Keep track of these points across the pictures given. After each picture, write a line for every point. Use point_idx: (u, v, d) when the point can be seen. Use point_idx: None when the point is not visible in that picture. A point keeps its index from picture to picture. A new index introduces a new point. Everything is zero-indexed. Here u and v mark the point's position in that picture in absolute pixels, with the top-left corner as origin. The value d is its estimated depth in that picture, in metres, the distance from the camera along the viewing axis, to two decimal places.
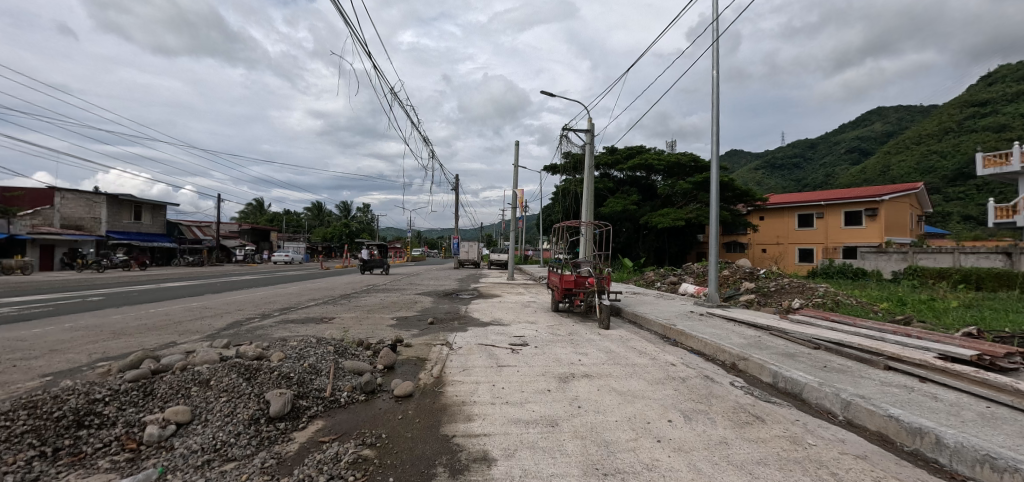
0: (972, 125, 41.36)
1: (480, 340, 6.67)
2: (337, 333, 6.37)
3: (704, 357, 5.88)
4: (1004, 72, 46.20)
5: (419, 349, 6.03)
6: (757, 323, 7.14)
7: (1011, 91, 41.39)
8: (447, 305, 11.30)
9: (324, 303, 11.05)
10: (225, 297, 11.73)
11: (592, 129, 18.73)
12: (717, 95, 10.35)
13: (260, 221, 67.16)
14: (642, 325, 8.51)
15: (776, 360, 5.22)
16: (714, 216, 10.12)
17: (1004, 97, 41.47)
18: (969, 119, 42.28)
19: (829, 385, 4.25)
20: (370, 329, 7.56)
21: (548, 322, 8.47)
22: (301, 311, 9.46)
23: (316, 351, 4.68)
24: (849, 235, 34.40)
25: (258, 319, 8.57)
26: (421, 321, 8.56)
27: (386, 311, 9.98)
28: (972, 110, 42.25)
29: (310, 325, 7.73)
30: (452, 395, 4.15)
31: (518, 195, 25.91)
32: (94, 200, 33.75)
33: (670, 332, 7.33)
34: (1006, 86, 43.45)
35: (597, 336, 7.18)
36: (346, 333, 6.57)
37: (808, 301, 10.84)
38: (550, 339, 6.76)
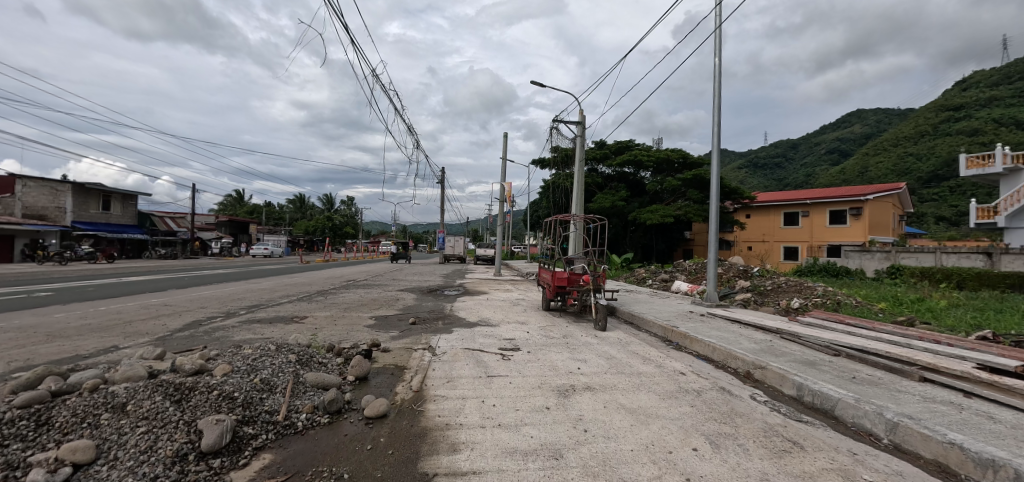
0: (949, 129, 42.44)
1: (467, 343, 6.02)
2: (304, 336, 5.63)
3: (713, 364, 5.35)
4: (978, 78, 47.61)
5: (397, 355, 5.36)
6: (765, 325, 6.65)
7: (985, 96, 42.62)
8: (430, 303, 10.58)
9: (298, 300, 10.25)
10: (190, 292, 10.80)
11: (584, 121, 18.09)
12: (718, 84, 9.79)
13: (239, 213, 65.01)
14: (639, 325, 7.95)
15: (797, 368, 4.73)
16: (714, 211, 9.59)
17: (978, 102, 42.67)
18: (945, 123, 43.39)
19: (867, 402, 3.74)
20: (344, 330, 6.83)
21: (540, 323, 7.84)
22: (271, 310, 8.68)
23: (275, 360, 3.96)
24: (834, 233, 34.71)
25: (220, 319, 7.71)
26: (401, 322, 7.83)
27: (364, 309, 9.24)
28: (948, 115, 43.39)
29: (277, 327, 6.95)
30: (434, 416, 3.49)
31: (506, 188, 25.23)
32: (59, 189, 31.74)
33: (673, 334, 6.79)
34: (981, 91, 44.66)
35: (594, 339, 6.57)
36: (314, 337, 5.83)
37: (807, 301, 10.48)
38: (544, 342, 6.13)
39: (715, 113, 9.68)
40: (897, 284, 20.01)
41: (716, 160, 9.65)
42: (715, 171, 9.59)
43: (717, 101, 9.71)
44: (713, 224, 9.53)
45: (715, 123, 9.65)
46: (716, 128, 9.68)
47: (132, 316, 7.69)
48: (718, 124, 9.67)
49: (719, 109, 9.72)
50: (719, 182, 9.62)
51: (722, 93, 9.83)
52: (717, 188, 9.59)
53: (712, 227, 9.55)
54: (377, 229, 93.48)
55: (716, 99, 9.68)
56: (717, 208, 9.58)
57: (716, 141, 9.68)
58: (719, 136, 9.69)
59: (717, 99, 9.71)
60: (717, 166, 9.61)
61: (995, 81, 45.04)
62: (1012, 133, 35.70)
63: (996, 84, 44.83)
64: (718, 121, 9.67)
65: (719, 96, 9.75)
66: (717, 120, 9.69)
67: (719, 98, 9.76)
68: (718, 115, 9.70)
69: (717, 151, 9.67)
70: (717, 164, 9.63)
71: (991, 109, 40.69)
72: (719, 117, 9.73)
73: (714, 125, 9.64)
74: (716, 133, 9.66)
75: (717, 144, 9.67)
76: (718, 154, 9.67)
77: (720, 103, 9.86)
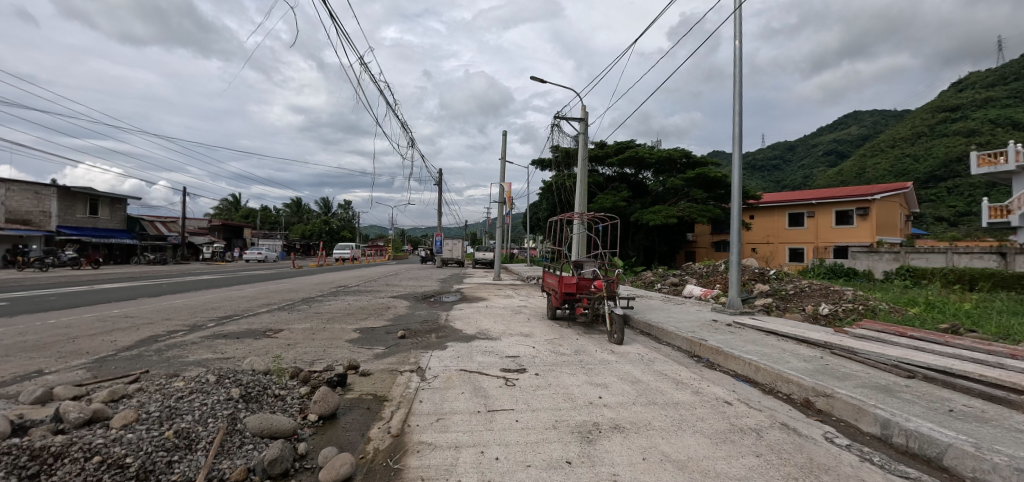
0: (946, 129, 42.20)
1: (462, 363, 5.09)
2: (265, 360, 4.67)
3: (760, 389, 4.45)
4: (974, 78, 47.64)
5: (377, 380, 4.42)
6: (809, 339, 5.72)
7: (982, 96, 42.39)
8: (424, 312, 9.62)
9: (277, 310, 9.25)
10: (159, 302, 9.78)
11: (586, 117, 17.24)
12: (740, 72, 8.95)
13: (234, 218, 63.94)
14: (658, 337, 7.03)
15: (872, 398, 3.82)
16: (736, 208, 8.66)
17: (974, 103, 42.52)
18: (941, 123, 43.16)
19: (993, 450, 2.82)
20: (320, 348, 5.83)
21: (546, 335, 6.87)
22: (244, 322, 7.69)
23: (208, 399, 3.00)
24: (840, 234, 33.97)
25: (181, 334, 6.69)
26: (388, 336, 6.82)
27: (350, 320, 8.24)
28: (944, 116, 43.22)
29: (243, 344, 5.94)
30: (417, 478, 2.53)
31: (505, 189, 24.31)
32: (43, 193, 30.76)
33: (701, 350, 5.88)
34: (978, 91, 44.49)
35: (611, 356, 5.64)
36: (278, 358, 4.87)
37: (837, 307, 9.58)
38: (554, 361, 5.20)
39: (736, 100, 8.83)
40: (908, 286, 19.21)
41: (737, 151, 8.75)
42: (737, 164, 8.70)
43: (736, 91, 8.86)
44: (734, 224, 8.60)
45: (734, 112, 8.78)
46: (737, 118, 8.82)
47: (78, 332, 6.65)
48: (740, 113, 8.82)
49: (740, 97, 8.88)
50: (740, 175, 8.72)
51: (743, 82, 8.99)
52: (738, 185, 8.67)
53: (734, 228, 8.62)
54: (374, 233, 92.22)
55: (736, 86, 8.85)
56: (739, 206, 8.66)
57: (738, 132, 8.80)
58: (741, 127, 8.82)
59: (737, 86, 8.89)
60: (738, 158, 8.73)
61: (992, 81, 44.79)
62: (1008, 133, 35.51)
63: (993, 84, 44.36)
64: (740, 111, 8.83)
65: (739, 85, 8.91)
66: (738, 109, 8.83)
67: (740, 85, 8.92)
68: (739, 104, 8.84)
69: (738, 142, 8.78)
70: (738, 155, 8.73)
71: (989, 109, 40.47)
72: (739, 105, 8.89)
73: (735, 113, 8.78)
74: (737, 123, 8.79)
75: (740, 135, 8.79)
76: (739, 145, 8.79)
77: (740, 91, 9.01)
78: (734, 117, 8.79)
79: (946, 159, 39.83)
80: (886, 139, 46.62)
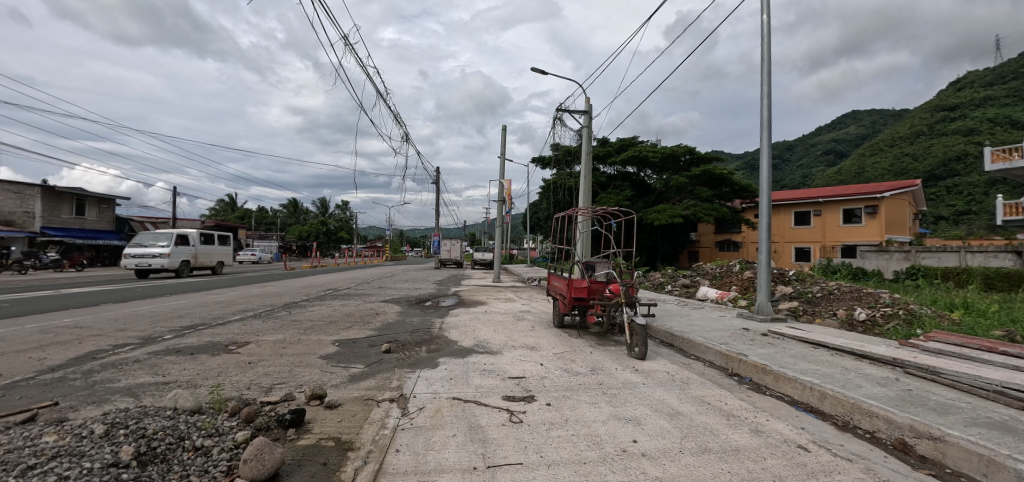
0: (943, 128, 41.74)
1: (455, 388, 4.12)
2: (201, 392, 3.67)
3: (836, 426, 3.50)
4: (972, 76, 47.08)
5: (345, 413, 3.46)
6: (876, 358, 4.74)
7: (983, 94, 41.79)
8: (416, 319, 8.55)
9: (250, 318, 8.23)
10: (120, 309, 8.72)
11: (590, 111, 16.26)
12: (767, 50, 8.04)
13: (230, 219, 62.91)
14: (685, 351, 6.05)
15: (997, 440, 2.88)
16: (766, 203, 7.71)
17: (973, 101, 41.91)
18: (940, 122, 42.61)
19: None
20: (285, 367, 4.84)
21: (556, 348, 5.92)
22: (208, 333, 6.68)
23: (72, 470, 2.05)
24: (848, 233, 33.15)
25: (128, 349, 5.68)
26: (371, 350, 5.82)
27: (333, 330, 7.24)
28: (942, 114, 42.71)
29: (194, 364, 4.95)
30: None
31: (506, 187, 23.41)
32: (26, 193, 29.73)
33: (741, 367, 4.95)
34: (979, 88, 43.86)
35: (635, 375, 4.72)
36: (221, 388, 3.87)
37: (874, 312, 8.67)
38: (569, 385, 4.28)
39: (764, 83, 7.91)
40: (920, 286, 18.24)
41: (766, 140, 7.83)
42: (766, 154, 7.78)
43: (765, 71, 7.95)
44: (764, 220, 7.66)
45: (763, 95, 7.87)
46: (766, 104, 7.90)
47: (7, 348, 5.64)
48: (769, 97, 7.90)
49: (769, 81, 7.98)
50: (769, 166, 7.81)
51: (771, 61, 8.07)
52: (768, 176, 7.74)
53: (763, 224, 7.66)
54: (373, 235, 91.79)
55: (765, 68, 7.93)
56: (767, 200, 7.72)
57: (767, 118, 7.87)
58: (770, 111, 7.90)
59: (766, 68, 7.96)
60: (767, 148, 7.81)
61: (990, 80, 43.78)
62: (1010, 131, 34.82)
63: (992, 83, 43.47)
64: (768, 96, 7.91)
65: (767, 65, 7.99)
66: (766, 93, 7.91)
67: (769, 65, 7.99)
68: (767, 87, 7.92)
69: (767, 130, 7.86)
70: (767, 145, 7.82)
71: (989, 107, 39.86)
72: (768, 89, 7.96)
73: (763, 98, 7.86)
74: (766, 109, 7.87)
75: (768, 123, 7.89)
76: (768, 134, 7.88)
77: (769, 72, 8.09)
78: (762, 101, 7.85)
79: (944, 158, 38.93)
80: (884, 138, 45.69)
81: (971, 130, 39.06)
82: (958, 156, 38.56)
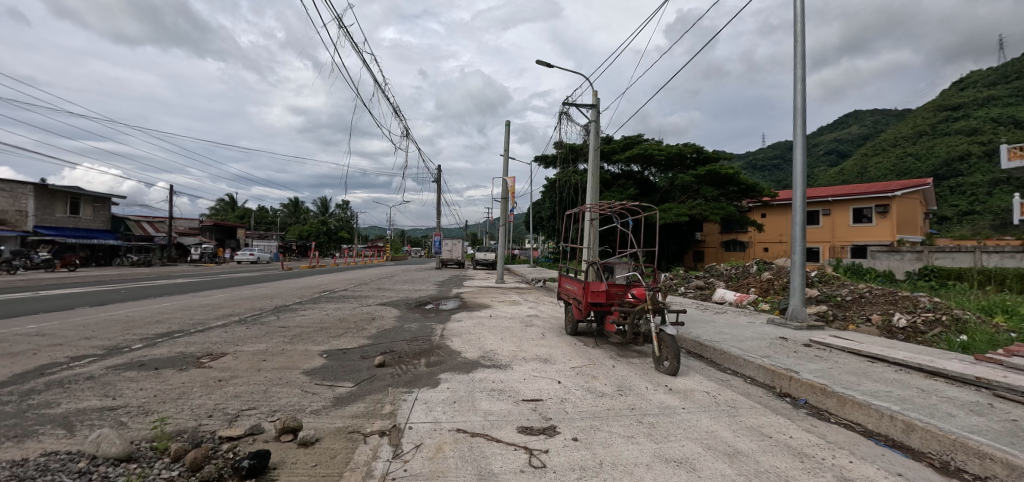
0: (948, 128, 41.01)
1: (460, 416, 3.41)
2: (140, 429, 2.91)
3: (941, 472, 2.77)
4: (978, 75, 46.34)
5: (322, 455, 2.73)
6: (960, 379, 3.98)
7: (990, 92, 41.07)
8: (415, 326, 7.80)
9: (233, 324, 7.46)
10: (88, 315, 7.88)
11: (597, 105, 15.54)
12: (799, 32, 7.35)
13: (229, 218, 62.31)
14: (721, 365, 5.31)
15: None
16: (799, 199, 7.00)
17: (976, 100, 41.24)
18: (946, 121, 41.87)
19: None
20: (259, 386, 4.12)
21: (574, 361, 5.22)
22: (178, 343, 5.90)
23: None
24: (857, 233, 32.39)
25: (86, 362, 4.96)
26: (364, 363, 5.10)
27: (322, 337, 6.54)
28: (945, 114, 42.07)
29: (156, 382, 4.24)
30: None
31: (507, 184, 22.35)
32: (18, 192, 28.92)
33: (795, 387, 4.22)
34: (985, 87, 43.08)
35: (672, 396, 4.01)
36: (173, 420, 3.15)
37: (914, 317, 7.93)
38: (596, 411, 3.60)
39: (797, 68, 7.21)
40: (936, 287, 17.54)
41: (800, 129, 7.12)
42: (801, 144, 7.07)
43: (798, 56, 7.25)
44: (798, 216, 6.97)
45: (796, 81, 7.17)
46: (800, 90, 7.18)
47: None
48: (802, 83, 7.19)
49: (802, 66, 7.28)
50: (803, 159, 7.09)
51: (805, 44, 7.38)
52: (802, 169, 7.04)
53: (798, 223, 6.94)
54: (373, 234, 91.45)
55: (798, 53, 7.24)
56: (802, 196, 7.01)
57: (801, 106, 7.15)
58: (804, 98, 7.20)
59: (799, 51, 7.26)
60: (801, 138, 7.10)
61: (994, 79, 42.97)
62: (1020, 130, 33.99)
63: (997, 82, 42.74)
64: (802, 81, 7.21)
65: (800, 48, 7.29)
66: (800, 79, 7.20)
67: (802, 48, 7.29)
68: (800, 72, 7.22)
69: (801, 119, 7.15)
70: (801, 134, 7.11)
71: (995, 106, 39.19)
72: (802, 74, 7.25)
73: (797, 84, 7.16)
74: (800, 95, 7.16)
75: (802, 111, 7.18)
76: (802, 122, 7.15)
77: (802, 55, 7.37)
78: (794, 88, 7.14)
79: (948, 158, 37.88)
80: (886, 138, 44.74)
81: (975, 130, 38.12)
82: (961, 156, 37.66)
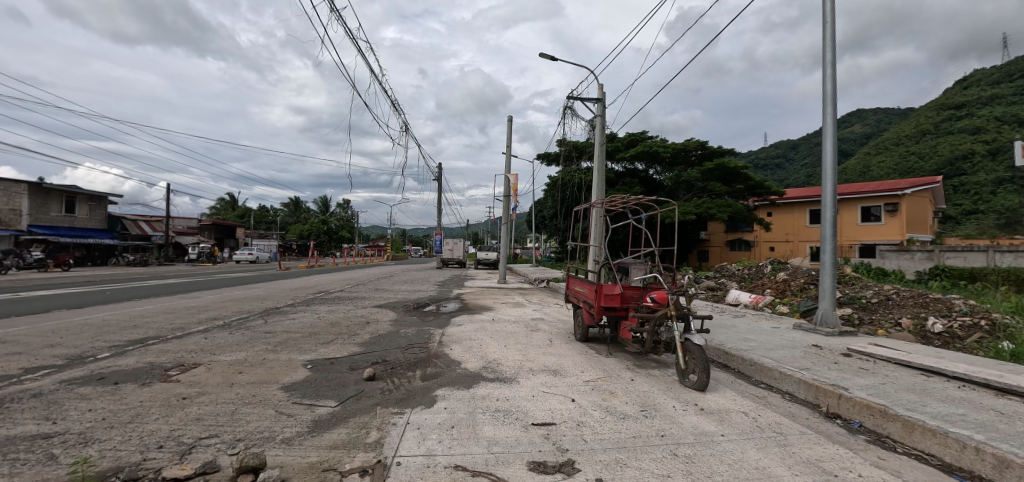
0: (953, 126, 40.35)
1: (459, 447, 2.84)
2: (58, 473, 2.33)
3: None
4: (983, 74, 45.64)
5: None
6: None
7: (995, 90, 40.42)
8: (413, 330, 7.24)
9: (215, 329, 6.91)
10: (61, 319, 7.32)
11: (603, 98, 14.97)
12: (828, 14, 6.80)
13: (229, 218, 61.88)
14: (754, 379, 4.72)
15: None
16: (830, 195, 6.42)
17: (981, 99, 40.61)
18: (951, 120, 41.24)
19: None
20: (224, 407, 3.53)
21: (590, 373, 4.66)
22: (150, 352, 5.34)
23: None
24: (865, 232, 31.75)
25: (39, 375, 4.39)
26: (353, 376, 4.56)
27: (310, 345, 6.00)
28: (949, 113, 41.52)
29: (109, 400, 3.67)
30: None
31: (510, 182, 21.82)
32: (13, 190, 28.41)
33: (851, 408, 3.63)
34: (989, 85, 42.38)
35: (708, 418, 3.44)
36: (104, 460, 2.58)
37: (951, 322, 7.33)
38: (622, 440, 3.02)
39: (827, 52, 6.64)
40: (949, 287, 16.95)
41: (830, 117, 6.55)
42: (831, 134, 6.49)
43: (828, 39, 6.68)
44: (829, 212, 6.39)
45: (826, 65, 6.61)
46: (830, 76, 6.62)
47: None
48: (832, 69, 6.62)
49: (832, 49, 6.70)
50: (834, 151, 6.53)
51: (834, 27, 6.83)
52: (833, 161, 6.47)
53: (829, 220, 6.38)
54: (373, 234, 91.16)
55: (828, 35, 6.67)
56: (833, 191, 6.44)
57: (832, 93, 6.57)
58: (834, 84, 6.63)
59: (828, 35, 6.69)
60: (832, 128, 6.53)
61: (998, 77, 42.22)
62: None
63: (1000, 80, 42.08)
64: (832, 65, 6.64)
65: (830, 31, 6.72)
66: (830, 65, 6.64)
67: (831, 31, 6.74)
68: (830, 55, 6.65)
69: (831, 107, 6.57)
70: (832, 123, 6.54)
71: (999, 104, 38.64)
72: (832, 59, 6.68)
73: (826, 69, 6.59)
74: (830, 81, 6.59)
75: (832, 98, 6.59)
76: (833, 111, 6.59)
77: (832, 38, 6.80)
78: (824, 74, 6.57)
79: (953, 157, 37.22)
80: (889, 137, 44.12)
81: (977, 129, 37.47)
82: (965, 155, 36.97)
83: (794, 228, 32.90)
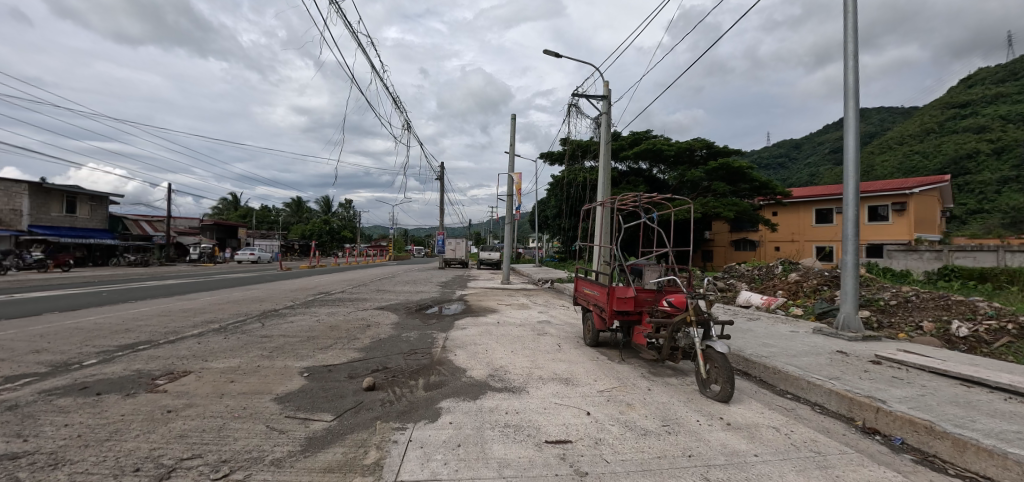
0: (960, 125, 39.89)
1: (465, 471, 2.55)
2: None
3: None
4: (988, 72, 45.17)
5: None
6: None
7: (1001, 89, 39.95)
8: (415, 334, 6.97)
9: (210, 333, 6.66)
10: (52, 323, 7.07)
11: (608, 95, 14.70)
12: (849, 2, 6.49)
13: (231, 218, 61.80)
14: (780, 388, 4.42)
15: None
16: (852, 193, 6.12)
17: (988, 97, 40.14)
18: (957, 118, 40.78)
19: None
20: (210, 422, 3.25)
21: (605, 383, 4.36)
22: (138, 358, 5.08)
23: None
24: (872, 231, 31.37)
25: (20, 384, 4.14)
26: (352, 385, 4.29)
27: (307, 350, 5.73)
28: (954, 112, 41.10)
29: (87, 414, 3.40)
30: None
31: (513, 181, 21.55)
32: (14, 189, 28.31)
33: (892, 423, 3.34)
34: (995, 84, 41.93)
35: (738, 434, 3.16)
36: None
37: (975, 326, 7.01)
38: (646, 462, 2.73)
39: (849, 44, 6.34)
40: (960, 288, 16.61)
41: (853, 111, 6.24)
42: (853, 130, 6.19)
43: (850, 29, 6.38)
44: (851, 211, 6.10)
45: (848, 57, 6.30)
46: (851, 68, 6.31)
47: None
48: (854, 60, 6.32)
49: (854, 40, 6.40)
50: (856, 146, 6.22)
51: (856, 16, 6.52)
52: (856, 157, 6.17)
53: (851, 220, 6.08)
54: (374, 234, 91.00)
55: (850, 25, 6.36)
56: (855, 188, 6.14)
57: (855, 86, 6.26)
58: (856, 76, 6.32)
59: (850, 25, 6.39)
60: (854, 123, 6.22)
61: (1002, 76, 41.84)
62: None
63: (1005, 79, 41.68)
64: (855, 57, 6.33)
65: (852, 21, 6.42)
66: (852, 56, 6.32)
67: (852, 21, 6.44)
68: (851, 46, 6.35)
69: (853, 101, 6.27)
70: (854, 118, 6.23)
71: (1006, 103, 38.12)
72: (854, 50, 6.37)
73: (849, 61, 6.29)
74: (852, 73, 6.30)
75: (854, 91, 6.29)
76: (855, 105, 6.28)
77: (854, 29, 6.50)
78: (846, 66, 6.27)
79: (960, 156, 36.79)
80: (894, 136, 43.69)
81: (982, 128, 37.08)
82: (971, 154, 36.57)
83: (800, 227, 32.52)
